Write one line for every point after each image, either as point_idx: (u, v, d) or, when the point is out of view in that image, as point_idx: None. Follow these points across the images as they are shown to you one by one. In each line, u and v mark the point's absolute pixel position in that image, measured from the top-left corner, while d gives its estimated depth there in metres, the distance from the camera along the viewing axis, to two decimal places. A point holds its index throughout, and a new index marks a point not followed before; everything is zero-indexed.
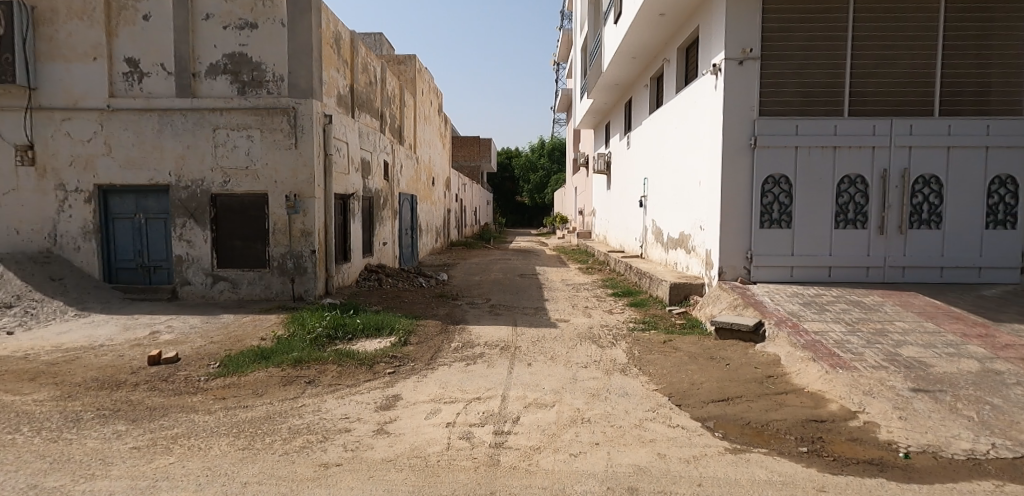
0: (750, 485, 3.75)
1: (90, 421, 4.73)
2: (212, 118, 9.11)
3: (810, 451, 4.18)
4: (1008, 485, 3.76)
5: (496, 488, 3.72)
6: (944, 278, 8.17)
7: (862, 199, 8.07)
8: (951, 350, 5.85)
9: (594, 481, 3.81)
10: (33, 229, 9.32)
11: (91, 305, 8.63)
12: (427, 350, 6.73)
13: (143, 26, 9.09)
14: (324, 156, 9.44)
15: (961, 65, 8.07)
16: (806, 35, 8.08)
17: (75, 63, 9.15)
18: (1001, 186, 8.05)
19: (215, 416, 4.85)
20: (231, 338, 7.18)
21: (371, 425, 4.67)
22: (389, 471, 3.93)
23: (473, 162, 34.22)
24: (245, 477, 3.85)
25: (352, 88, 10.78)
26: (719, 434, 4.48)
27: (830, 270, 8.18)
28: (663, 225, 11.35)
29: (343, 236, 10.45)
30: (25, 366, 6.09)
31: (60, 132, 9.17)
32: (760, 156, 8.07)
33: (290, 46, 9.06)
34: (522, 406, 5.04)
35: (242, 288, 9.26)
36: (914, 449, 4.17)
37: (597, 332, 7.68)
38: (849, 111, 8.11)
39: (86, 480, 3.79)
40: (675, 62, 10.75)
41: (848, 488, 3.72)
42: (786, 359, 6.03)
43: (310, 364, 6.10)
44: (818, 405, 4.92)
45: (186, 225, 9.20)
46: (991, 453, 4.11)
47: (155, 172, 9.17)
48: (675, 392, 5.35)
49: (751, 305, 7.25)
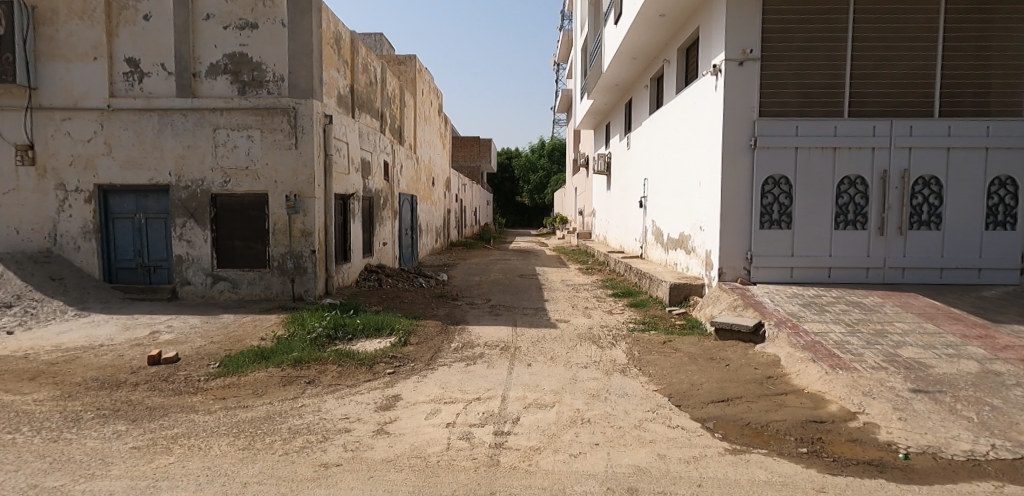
0: (750, 485, 3.76)
1: (91, 421, 4.73)
2: (212, 118, 9.11)
3: (810, 452, 4.19)
4: (1008, 486, 3.77)
5: (496, 489, 3.72)
6: (944, 279, 8.17)
7: (862, 200, 8.08)
8: (951, 351, 5.86)
9: (594, 482, 3.81)
10: (33, 229, 9.32)
11: (91, 305, 8.63)
12: (427, 350, 6.73)
13: (143, 26, 9.09)
14: (324, 156, 9.44)
15: (961, 67, 8.08)
16: (807, 35, 8.08)
17: (75, 63, 9.15)
18: (1001, 187, 8.06)
19: (215, 416, 4.85)
20: (231, 338, 7.18)
21: (371, 425, 4.67)
22: (389, 471, 3.94)
23: (473, 162, 34.25)
24: (245, 477, 3.85)
25: (352, 88, 10.78)
26: (719, 435, 4.48)
27: (830, 271, 8.18)
28: (663, 225, 11.35)
29: (343, 236, 10.45)
30: (25, 366, 6.09)
31: (60, 131, 9.17)
32: (760, 157, 8.08)
33: (291, 46, 9.07)
34: (522, 406, 5.04)
35: (242, 288, 9.26)
36: (914, 450, 4.17)
37: (597, 332, 7.69)
38: (849, 111, 8.12)
39: (86, 480, 3.79)
40: (675, 62, 10.75)
41: (847, 489, 3.73)
42: (786, 359, 6.03)
43: (310, 364, 6.10)
44: (818, 406, 4.92)
45: (186, 225, 9.20)
46: (991, 453, 4.12)
47: (155, 172, 9.18)
48: (675, 392, 5.35)
49: (751, 306, 7.25)
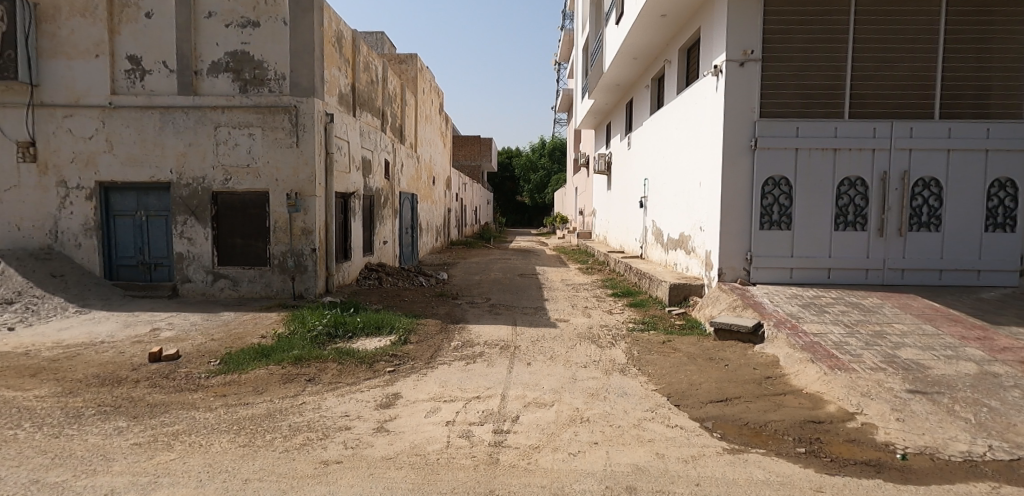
0: (748, 485, 3.78)
1: (91, 418, 4.75)
2: (214, 116, 9.12)
3: (808, 452, 4.20)
4: (1005, 487, 3.78)
5: (495, 487, 3.73)
6: (943, 281, 8.18)
7: (862, 201, 8.09)
8: (950, 352, 5.88)
9: (592, 480, 3.83)
10: (34, 226, 9.34)
11: (92, 302, 8.65)
12: (427, 349, 6.74)
13: (145, 24, 9.11)
14: (325, 154, 9.45)
15: (961, 69, 8.09)
16: (806, 37, 8.09)
17: (77, 60, 9.17)
18: (1001, 189, 8.08)
19: (216, 413, 4.87)
20: (232, 336, 7.19)
21: (371, 423, 4.69)
22: (390, 468, 3.96)
23: (473, 162, 34.27)
24: (246, 474, 3.87)
25: (353, 87, 10.77)
26: (718, 434, 4.50)
27: (830, 272, 8.19)
28: (664, 225, 11.36)
29: (344, 235, 10.47)
30: (26, 362, 6.10)
31: (61, 129, 9.19)
32: (761, 158, 8.08)
33: (292, 45, 9.08)
34: (521, 405, 5.05)
35: (242, 286, 9.28)
36: (912, 451, 4.19)
37: (596, 332, 7.71)
38: (849, 113, 8.14)
39: (88, 476, 3.81)
40: (677, 62, 10.75)
41: (845, 489, 3.74)
42: (785, 360, 6.05)
43: (310, 362, 6.12)
44: (816, 406, 4.94)
45: (187, 222, 9.22)
46: (988, 455, 4.14)
47: (156, 169, 9.19)
48: (674, 392, 5.37)
49: (750, 306, 7.27)
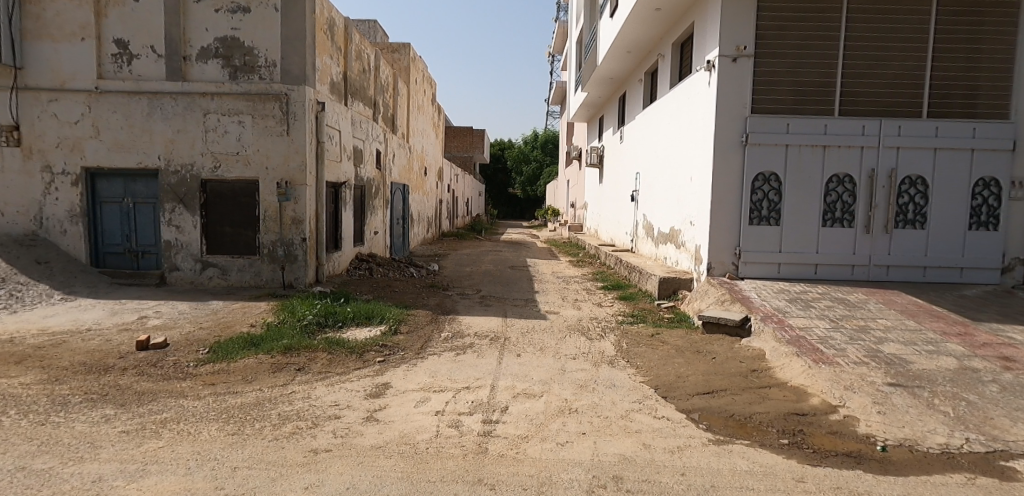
0: (733, 475, 3.83)
1: (78, 405, 4.73)
2: (203, 102, 9.04)
3: (790, 443, 4.28)
4: (980, 478, 3.86)
5: (483, 476, 3.78)
6: (926, 278, 8.30)
7: (850, 198, 8.18)
8: (931, 348, 5.98)
9: (580, 470, 3.88)
10: (19, 211, 9.24)
11: (78, 290, 8.58)
12: (417, 339, 6.77)
13: (132, 8, 9.00)
14: (317, 143, 9.39)
15: (951, 68, 8.19)
16: (801, 34, 8.14)
17: (63, 43, 9.04)
18: (985, 188, 8.18)
19: (204, 401, 4.87)
20: (220, 325, 7.18)
21: (360, 412, 4.71)
22: (379, 457, 3.99)
23: (466, 153, 34.14)
24: (235, 462, 3.88)
25: (345, 76, 10.75)
26: (704, 425, 4.58)
27: (816, 268, 8.30)
28: (655, 219, 11.39)
29: (334, 225, 10.43)
30: (10, 349, 6.05)
31: (47, 113, 9.07)
32: (751, 153, 8.15)
33: (284, 32, 9.02)
34: (509, 396, 5.10)
35: (231, 275, 9.26)
36: (892, 443, 4.28)
37: (586, 324, 7.77)
38: (840, 110, 8.21)
39: (74, 464, 3.81)
40: (669, 56, 10.81)
41: (825, 479, 3.81)
42: (771, 353, 6.15)
43: (300, 351, 6.13)
44: (800, 399, 5.03)
45: (175, 210, 9.16)
46: (965, 447, 4.23)
47: (144, 155, 9.11)
48: (662, 384, 5.44)
49: (738, 301, 7.34)
